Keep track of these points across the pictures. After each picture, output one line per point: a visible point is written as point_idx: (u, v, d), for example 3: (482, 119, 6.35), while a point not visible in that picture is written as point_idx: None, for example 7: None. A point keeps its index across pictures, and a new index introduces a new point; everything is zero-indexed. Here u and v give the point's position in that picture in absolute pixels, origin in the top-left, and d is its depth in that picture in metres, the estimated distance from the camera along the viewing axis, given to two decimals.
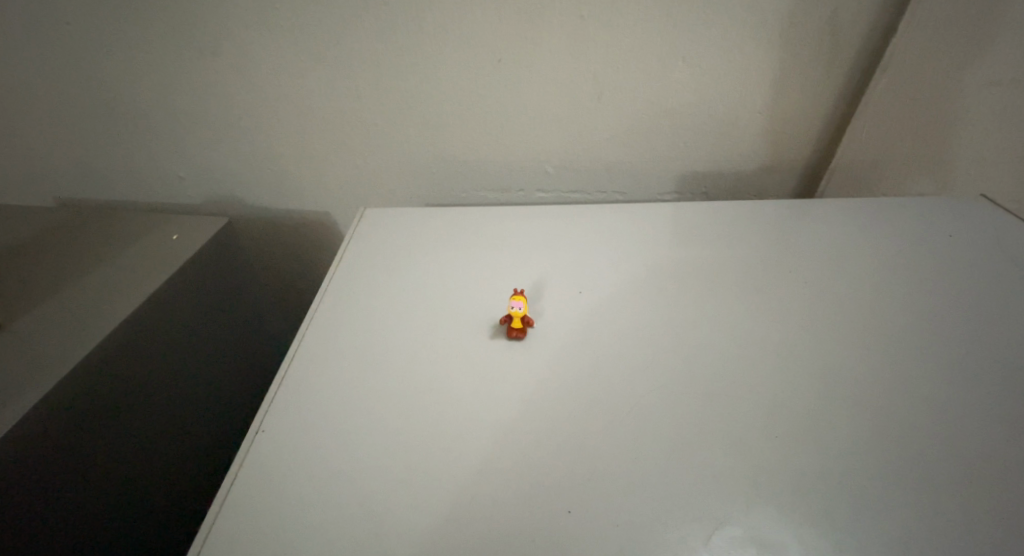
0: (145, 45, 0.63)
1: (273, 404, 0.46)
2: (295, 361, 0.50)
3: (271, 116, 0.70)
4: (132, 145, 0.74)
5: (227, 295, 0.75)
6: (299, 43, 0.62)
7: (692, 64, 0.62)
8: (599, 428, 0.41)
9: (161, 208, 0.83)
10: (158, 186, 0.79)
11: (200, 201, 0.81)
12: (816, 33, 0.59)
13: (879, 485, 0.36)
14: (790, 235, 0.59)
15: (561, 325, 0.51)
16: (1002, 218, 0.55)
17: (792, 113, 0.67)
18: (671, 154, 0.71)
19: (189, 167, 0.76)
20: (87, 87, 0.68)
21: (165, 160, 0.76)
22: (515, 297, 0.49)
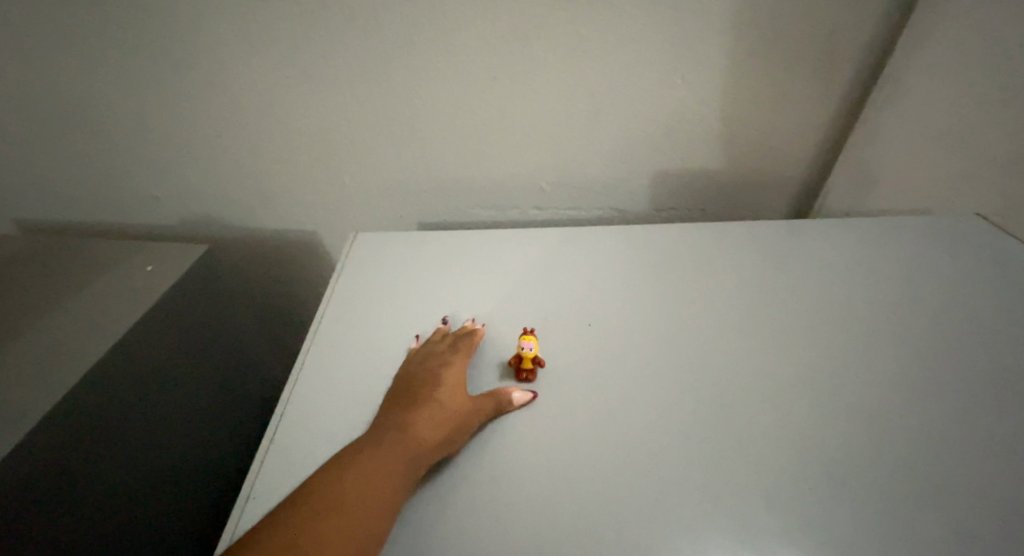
0: (114, 59, 0.59)
1: (261, 468, 0.43)
2: (285, 416, 0.47)
3: (256, 134, 0.66)
4: (103, 165, 0.70)
5: (210, 324, 0.71)
6: (283, 59, 0.59)
7: (690, 82, 0.61)
8: (617, 478, 0.40)
9: (136, 230, 0.78)
10: (132, 207, 0.75)
11: (178, 221, 0.77)
12: (815, 52, 0.59)
13: (914, 534, 0.35)
14: (793, 257, 0.58)
15: (572, 360, 0.49)
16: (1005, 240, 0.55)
17: (789, 133, 0.67)
18: (669, 172, 0.70)
19: (166, 187, 0.72)
20: (52, 102, 0.64)
21: (140, 180, 0.72)
22: (526, 337, 0.47)
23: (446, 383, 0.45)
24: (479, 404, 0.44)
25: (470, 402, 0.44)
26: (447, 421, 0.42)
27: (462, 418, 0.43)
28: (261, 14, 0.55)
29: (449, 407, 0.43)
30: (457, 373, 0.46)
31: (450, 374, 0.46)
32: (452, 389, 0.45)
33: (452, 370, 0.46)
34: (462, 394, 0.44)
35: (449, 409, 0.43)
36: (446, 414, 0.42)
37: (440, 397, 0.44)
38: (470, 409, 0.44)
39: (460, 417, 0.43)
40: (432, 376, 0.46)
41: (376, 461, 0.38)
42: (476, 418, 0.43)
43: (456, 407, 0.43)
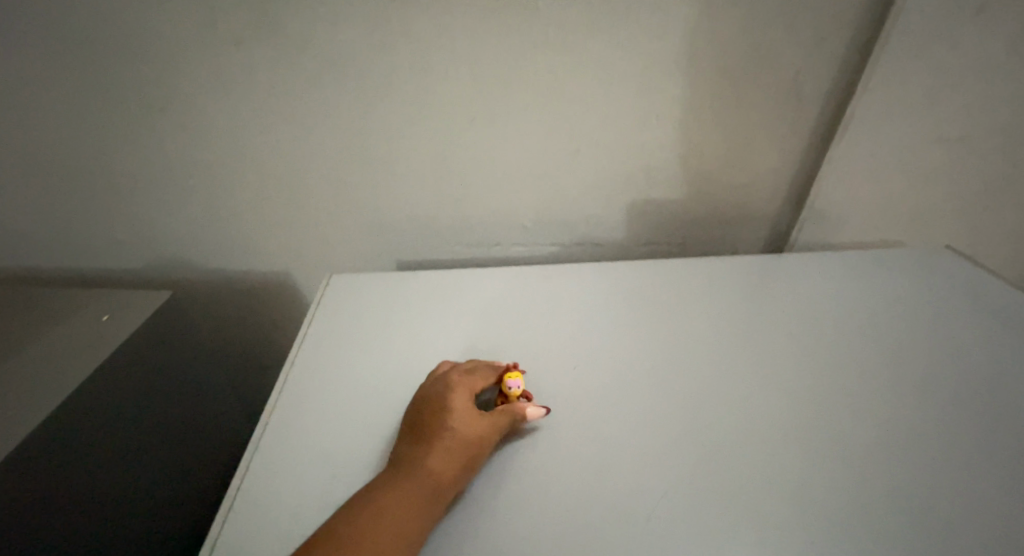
0: (78, 98, 0.57)
1: (214, 544, 0.38)
2: (244, 479, 0.43)
3: (228, 173, 0.65)
4: (62, 207, 0.67)
5: (169, 374, 0.66)
6: (258, 101, 0.58)
7: (664, 121, 0.63)
8: (610, 533, 0.37)
9: (93, 274, 0.75)
10: (91, 250, 0.72)
11: (141, 264, 0.74)
12: (782, 94, 0.61)
13: None
14: (774, 290, 0.58)
15: (558, 403, 0.47)
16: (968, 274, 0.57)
17: (761, 170, 0.68)
18: (646, 208, 0.71)
19: (129, 230, 0.69)
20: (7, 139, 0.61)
21: (101, 222, 0.69)
22: (510, 376, 0.46)
23: (457, 406, 0.43)
24: (496, 422, 0.43)
25: (484, 422, 0.42)
26: (463, 448, 0.41)
27: (481, 440, 0.42)
28: (237, 57, 0.55)
29: (463, 433, 0.41)
30: (467, 392, 0.45)
31: (460, 395, 0.44)
32: (464, 410, 0.43)
33: (464, 389, 0.45)
34: (475, 414, 0.43)
35: (463, 435, 0.41)
36: (461, 441, 0.41)
37: (453, 422, 0.42)
38: (488, 429, 0.42)
39: (477, 442, 0.41)
40: (441, 400, 0.44)
41: (395, 503, 0.37)
42: (493, 439, 0.42)
43: (472, 430, 0.42)
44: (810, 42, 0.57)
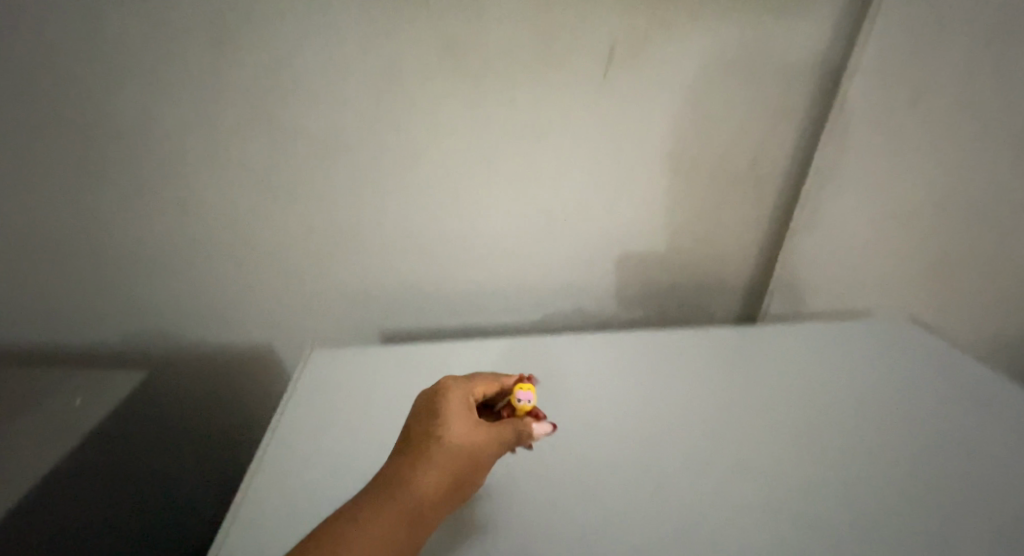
0: (84, 178, 0.61)
1: None
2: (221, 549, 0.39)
3: (218, 244, 0.67)
4: (50, 283, 0.68)
5: (122, 462, 0.66)
6: (256, 180, 0.62)
7: (633, 201, 0.68)
8: None
9: (69, 353, 0.74)
10: (72, 325, 0.72)
11: (120, 339, 0.73)
12: (740, 176, 0.67)
13: None
14: (747, 355, 0.60)
15: (546, 464, 0.46)
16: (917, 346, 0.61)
17: (728, 245, 0.73)
18: (623, 281, 0.74)
19: (114, 304, 0.70)
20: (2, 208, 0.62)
21: (86, 298, 0.70)
22: (522, 387, 0.44)
23: (454, 417, 0.39)
24: (495, 434, 0.39)
25: (481, 434, 0.39)
26: (457, 465, 0.37)
27: (476, 452, 0.38)
28: (240, 143, 0.60)
29: (460, 445, 0.37)
30: (464, 404, 0.42)
31: (459, 408, 0.41)
32: (462, 423, 0.39)
33: (461, 401, 0.42)
34: (472, 424, 0.39)
35: (457, 446, 0.37)
36: (456, 455, 0.37)
37: (449, 435, 0.38)
38: (485, 440, 0.39)
39: (472, 458, 0.37)
40: (438, 412, 0.40)
41: (378, 523, 0.32)
42: (489, 457, 0.39)
43: (468, 446, 0.38)
44: (760, 126, 0.64)
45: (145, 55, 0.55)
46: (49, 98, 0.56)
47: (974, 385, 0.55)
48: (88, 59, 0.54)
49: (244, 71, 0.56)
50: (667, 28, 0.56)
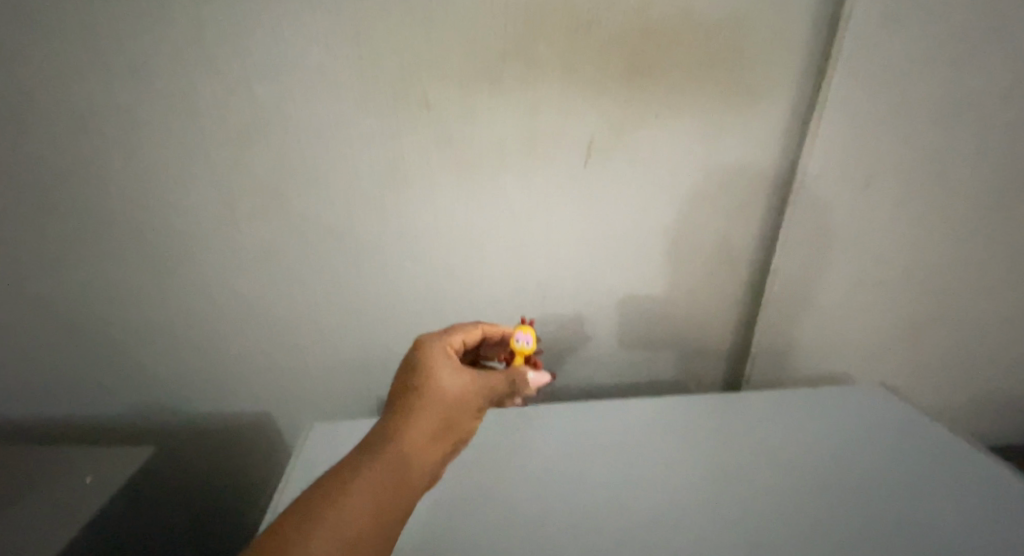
0: (105, 260, 0.66)
1: None
2: None
3: (225, 319, 0.70)
4: (62, 357, 0.71)
5: (128, 538, 0.65)
6: (265, 260, 0.67)
7: (616, 275, 0.73)
8: None
9: (75, 423, 0.76)
10: (79, 397, 0.74)
11: (125, 410, 0.76)
12: (715, 251, 0.72)
13: None
14: (736, 421, 0.62)
15: (542, 539, 0.47)
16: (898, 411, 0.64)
17: (708, 313, 0.77)
18: (609, 347, 0.79)
19: (121, 377, 0.73)
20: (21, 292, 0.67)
21: (95, 371, 0.72)
22: (522, 330, 0.53)
23: (442, 363, 0.46)
24: (482, 381, 0.47)
25: (469, 379, 0.46)
26: (447, 412, 0.43)
27: (466, 394, 0.45)
28: (252, 228, 0.65)
29: (451, 388, 0.44)
30: (449, 351, 0.48)
31: (445, 358, 0.46)
32: (449, 370, 0.45)
33: (445, 348, 0.48)
34: (461, 369, 0.46)
35: (449, 389, 0.44)
36: (446, 400, 0.44)
37: (437, 384, 0.44)
38: (473, 384, 0.46)
39: (461, 403, 0.44)
40: (426, 363, 0.46)
41: (382, 465, 0.38)
42: (476, 400, 0.46)
43: (457, 392, 0.44)
44: (729, 211, 0.69)
45: (165, 157, 0.61)
46: (73, 195, 0.62)
47: (942, 450, 0.57)
48: (113, 160, 0.60)
49: (257, 167, 0.62)
50: (636, 128, 0.62)
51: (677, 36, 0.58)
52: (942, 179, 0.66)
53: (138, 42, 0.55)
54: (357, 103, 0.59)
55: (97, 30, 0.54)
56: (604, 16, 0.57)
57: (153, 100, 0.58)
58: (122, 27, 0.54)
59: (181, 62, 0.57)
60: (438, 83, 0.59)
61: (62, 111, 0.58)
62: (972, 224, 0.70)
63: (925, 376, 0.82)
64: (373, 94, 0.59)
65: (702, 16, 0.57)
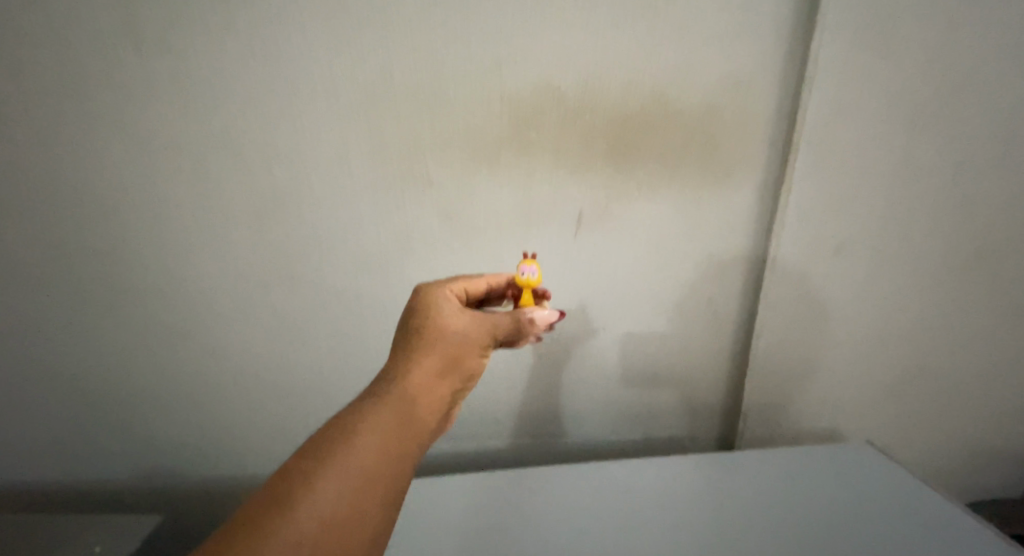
0: (132, 328, 0.71)
1: None
2: None
3: (238, 380, 0.75)
4: (85, 419, 0.76)
5: None
6: (278, 325, 0.72)
7: (609, 334, 0.76)
8: None
9: (93, 482, 0.80)
10: (98, 457, 0.78)
11: (141, 468, 0.80)
12: (702, 312, 0.75)
13: None
14: (730, 473, 0.64)
15: None
16: (888, 467, 0.65)
17: (700, 371, 0.80)
18: (606, 403, 0.81)
19: (140, 436, 0.77)
20: (50, 355, 0.72)
21: (116, 431, 0.77)
22: (526, 263, 0.53)
23: (443, 308, 0.47)
24: (484, 322, 0.48)
25: (470, 321, 0.47)
26: (448, 351, 0.45)
27: (468, 336, 0.47)
28: (267, 296, 0.70)
29: (452, 331, 0.46)
30: (451, 296, 0.49)
31: (446, 302, 0.48)
32: (451, 312, 0.47)
33: (448, 294, 0.49)
34: (462, 313, 0.47)
35: (450, 332, 0.46)
36: (448, 343, 0.46)
37: (439, 325, 0.46)
38: (474, 327, 0.47)
39: (463, 343, 0.46)
40: (427, 306, 0.48)
41: (389, 406, 0.41)
42: (479, 340, 0.47)
43: (459, 332, 0.46)
44: (712, 276, 0.73)
45: (192, 231, 0.66)
46: (106, 265, 0.68)
47: (929, 508, 0.58)
48: (144, 235, 0.66)
49: (274, 240, 0.67)
50: (622, 202, 0.68)
51: (655, 123, 0.64)
52: (912, 245, 0.71)
53: (175, 136, 0.62)
54: (368, 182, 0.65)
55: (141, 123, 0.62)
56: (590, 106, 0.63)
57: (184, 185, 0.64)
58: (163, 120, 0.62)
59: (211, 152, 0.63)
60: (441, 164, 0.65)
61: (101, 197, 0.64)
62: (945, 284, 0.74)
63: (917, 431, 0.84)
64: (382, 174, 0.65)
65: (676, 105, 0.64)
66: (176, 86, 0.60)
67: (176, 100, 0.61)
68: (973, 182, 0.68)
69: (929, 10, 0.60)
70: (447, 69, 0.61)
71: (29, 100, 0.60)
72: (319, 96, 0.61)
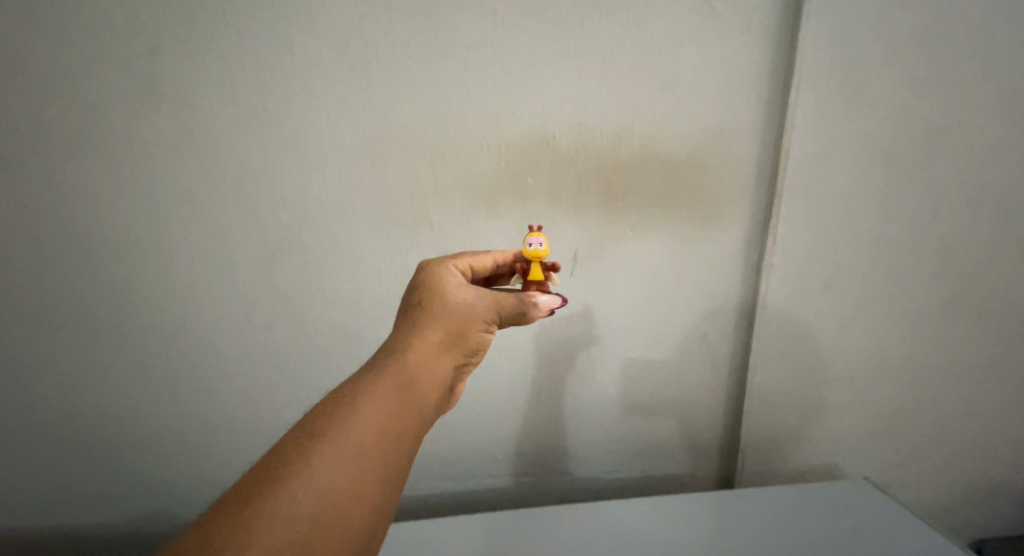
0: (136, 372, 0.72)
1: None
2: None
3: (242, 420, 0.76)
4: (87, 463, 0.76)
5: None
6: (281, 365, 0.73)
7: (606, 372, 0.77)
8: None
9: (93, 526, 0.80)
10: (99, 500, 0.78)
11: (142, 510, 0.80)
12: (697, 350, 0.77)
13: None
14: (727, 518, 0.64)
15: None
16: (886, 509, 0.65)
17: (698, 409, 0.80)
18: (605, 441, 0.81)
19: (142, 478, 0.78)
20: (50, 398, 0.72)
21: (118, 474, 0.77)
22: (533, 234, 0.52)
23: (447, 283, 0.49)
24: (489, 297, 0.48)
25: (475, 296, 0.48)
26: (449, 328, 0.47)
27: (472, 311, 0.47)
28: (271, 338, 0.72)
29: (454, 306, 0.47)
30: (456, 272, 0.50)
31: (450, 277, 0.49)
32: (455, 286, 0.48)
33: (452, 269, 0.50)
34: (466, 288, 0.48)
35: (453, 307, 0.47)
36: (451, 316, 0.47)
37: (441, 301, 0.47)
38: (478, 302, 0.48)
39: (464, 319, 0.47)
40: (430, 282, 0.49)
41: (391, 377, 0.42)
42: (482, 316, 0.48)
43: (462, 307, 0.47)
44: (705, 314, 0.75)
45: (198, 273, 0.68)
46: (111, 308, 0.69)
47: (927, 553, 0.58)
48: (150, 278, 0.68)
49: (280, 284, 0.70)
50: (615, 242, 0.70)
51: (646, 169, 0.67)
52: (897, 283, 0.73)
53: (186, 185, 0.65)
54: (370, 225, 0.68)
55: (151, 172, 0.64)
56: (582, 151, 0.66)
57: (193, 231, 0.66)
58: (172, 169, 0.64)
59: (220, 202, 0.66)
60: (441, 207, 0.68)
61: (110, 244, 0.66)
62: (934, 320, 0.75)
63: (915, 466, 0.84)
64: (384, 218, 0.68)
65: (665, 152, 0.67)
66: (186, 137, 0.63)
67: (185, 150, 0.63)
68: (953, 220, 0.71)
69: (899, 63, 0.64)
70: (446, 119, 0.64)
71: (44, 154, 0.62)
72: (326, 147, 0.64)
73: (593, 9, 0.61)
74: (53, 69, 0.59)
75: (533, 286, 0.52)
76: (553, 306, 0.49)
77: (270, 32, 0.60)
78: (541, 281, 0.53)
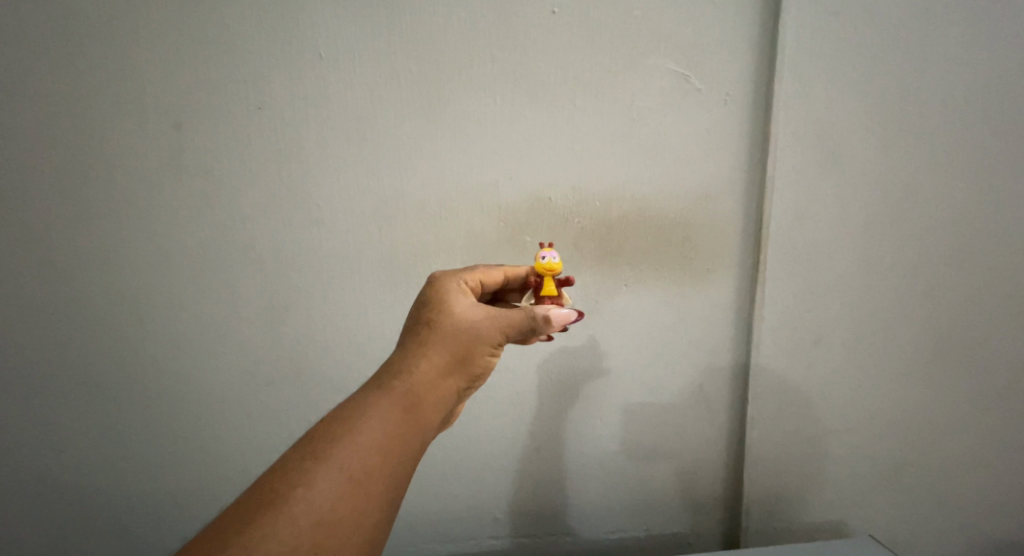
0: (136, 429, 0.72)
1: None
2: None
3: (239, 478, 0.75)
4: (80, 525, 0.74)
5: None
6: (281, 422, 0.73)
7: (606, 425, 0.77)
8: None
9: None
10: None
11: None
12: (695, 402, 0.77)
13: None
14: None
15: None
16: None
17: (699, 462, 0.80)
18: (606, 497, 0.80)
19: (134, 540, 0.76)
20: (48, 459, 0.72)
21: (110, 535, 0.75)
22: (546, 249, 0.55)
23: (456, 303, 0.50)
24: (496, 318, 0.49)
25: (481, 317, 0.49)
26: (455, 350, 0.48)
27: (478, 332, 0.49)
28: (272, 393, 0.73)
29: (462, 327, 0.49)
30: (465, 291, 0.52)
31: (459, 297, 0.51)
32: (463, 306, 0.50)
33: (462, 288, 0.52)
34: (475, 308, 0.50)
35: (459, 328, 0.49)
36: (456, 338, 0.48)
37: (447, 322, 0.49)
38: (485, 323, 0.49)
39: (470, 342, 0.48)
40: (439, 302, 0.50)
41: (394, 397, 0.44)
42: (488, 337, 0.49)
43: (468, 327, 0.49)
44: (703, 368, 0.76)
45: (204, 332, 0.70)
46: (116, 365, 0.70)
47: None
48: (157, 335, 0.70)
49: (284, 339, 0.71)
50: (610, 297, 0.73)
51: (637, 225, 0.71)
52: (888, 336, 0.75)
53: (198, 245, 0.67)
54: (373, 283, 0.70)
55: (166, 234, 0.67)
56: (576, 209, 0.70)
57: (202, 288, 0.69)
58: (187, 233, 0.67)
59: (230, 261, 0.68)
60: (442, 264, 0.70)
61: (121, 302, 0.68)
62: (925, 371, 0.77)
63: (922, 522, 0.82)
64: (388, 277, 0.70)
65: (654, 210, 0.70)
66: (202, 201, 0.66)
67: (199, 213, 0.67)
68: (934, 273, 0.73)
69: (866, 131, 0.69)
70: (448, 184, 0.68)
71: (67, 217, 0.65)
72: (332, 208, 0.68)
73: (583, 84, 0.67)
74: (84, 141, 0.64)
75: (547, 300, 0.55)
76: (567, 320, 0.50)
77: (287, 107, 0.65)
78: (554, 295, 0.55)
